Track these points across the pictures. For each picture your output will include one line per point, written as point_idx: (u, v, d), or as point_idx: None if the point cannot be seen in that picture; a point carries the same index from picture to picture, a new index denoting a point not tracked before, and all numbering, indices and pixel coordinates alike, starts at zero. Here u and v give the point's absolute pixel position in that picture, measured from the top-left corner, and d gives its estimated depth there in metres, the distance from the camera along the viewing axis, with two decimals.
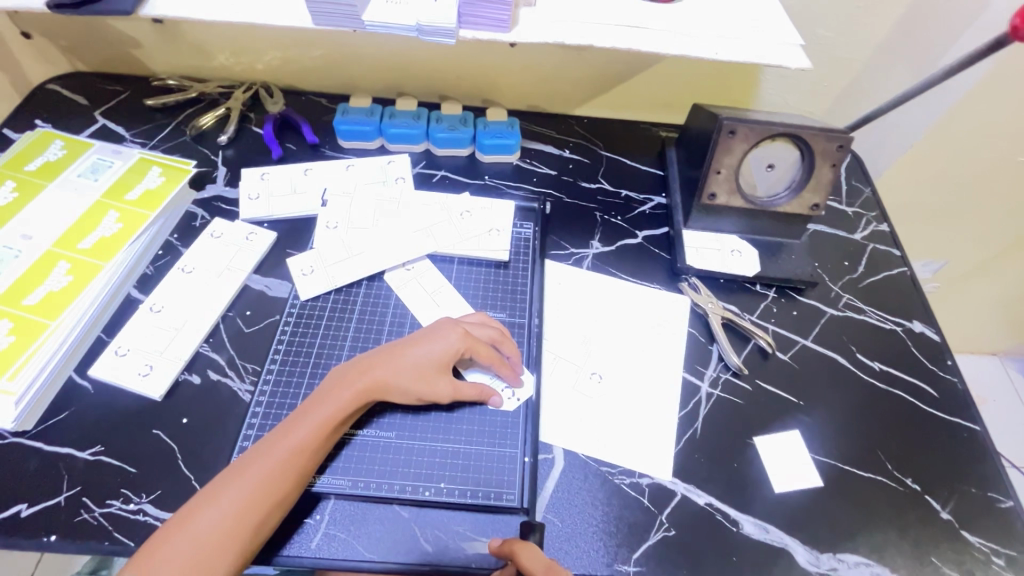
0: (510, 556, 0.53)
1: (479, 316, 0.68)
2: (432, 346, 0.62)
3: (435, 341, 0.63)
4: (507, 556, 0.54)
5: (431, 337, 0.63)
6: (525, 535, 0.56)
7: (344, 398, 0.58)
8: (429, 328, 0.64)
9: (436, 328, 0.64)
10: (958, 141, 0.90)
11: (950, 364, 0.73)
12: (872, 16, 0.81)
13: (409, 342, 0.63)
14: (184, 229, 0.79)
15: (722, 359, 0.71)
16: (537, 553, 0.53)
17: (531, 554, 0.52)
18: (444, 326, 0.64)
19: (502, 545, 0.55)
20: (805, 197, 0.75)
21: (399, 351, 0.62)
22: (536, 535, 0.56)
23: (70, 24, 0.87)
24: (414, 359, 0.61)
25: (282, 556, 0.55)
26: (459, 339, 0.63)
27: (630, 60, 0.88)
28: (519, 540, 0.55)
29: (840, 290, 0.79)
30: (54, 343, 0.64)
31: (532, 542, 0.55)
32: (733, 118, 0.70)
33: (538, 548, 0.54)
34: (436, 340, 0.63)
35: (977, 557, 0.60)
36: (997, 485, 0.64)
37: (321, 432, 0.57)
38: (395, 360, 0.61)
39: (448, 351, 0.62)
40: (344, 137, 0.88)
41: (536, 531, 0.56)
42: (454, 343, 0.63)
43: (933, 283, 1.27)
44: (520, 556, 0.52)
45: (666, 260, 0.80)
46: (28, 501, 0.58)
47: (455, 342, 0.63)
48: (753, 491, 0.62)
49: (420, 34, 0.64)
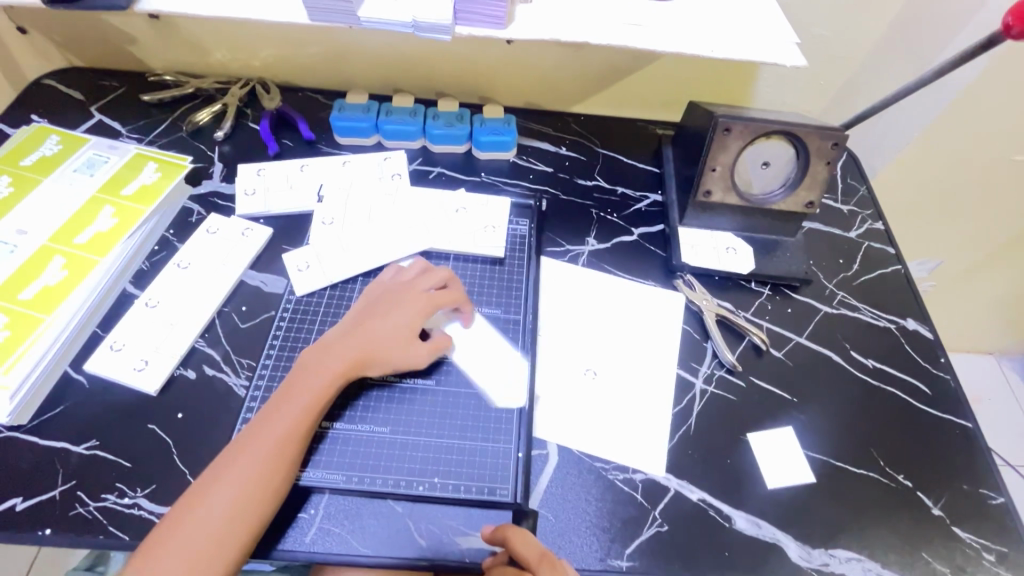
0: (504, 542, 0.53)
1: (420, 263, 0.70)
2: (400, 314, 0.64)
3: (401, 310, 0.64)
4: (500, 542, 0.54)
5: (397, 305, 0.64)
6: (519, 521, 0.58)
7: (325, 378, 0.59)
8: (390, 297, 0.65)
9: (397, 295, 0.65)
10: (953, 140, 0.90)
11: (944, 361, 0.73)
12: (868, 15, 0.81)
13: (376, 314, 0.64)
14: (180, 224, 0.79)
15: (716, 356, 0.72)
16: (531, 539, 0.53)
17: (524, 540, 0.53)
18: (405, 294, 0.65)
19: (495, 532, 0.55)
20: (800, 195, 0.76)
21: (370, 325, 0.63)
22: (528, 522, 0.58)
23: (67, 19, 0.87)
24: (388, 329, 0.63)
25: (277, 550, 0.55)
26: (425, 302, 0.65)
27: (627, 58, 0.88)
28: (512, 525, 0.55)
29: (834, 287, 0.79)
30: (49, 337, 0.64)
31: (525, 528, 0.57)
32: (728, 116, 0.71)
33: (530, 533, 0.54)
34: (403, 305, 0.64)
35: (968, 553, 0.60)
36: (988, 482, 0.65)
37: (307, 417, 0.57)
38: (368, 333, 0.62)
39: (418, 314, 0.64)
40: (341, 133, 0.88)
41: (529, 518, 0.58)
42: (421, 305, 0.64)
43: (929, 282, 1.28)
44: (514, 542, 0.53)
45: (661, 257, 0.80)
46: (23, 495, 0.58)
47: (421, 305, 0.65)
48: (746, 487, 0.63)
49: (416, 31, 0.64)
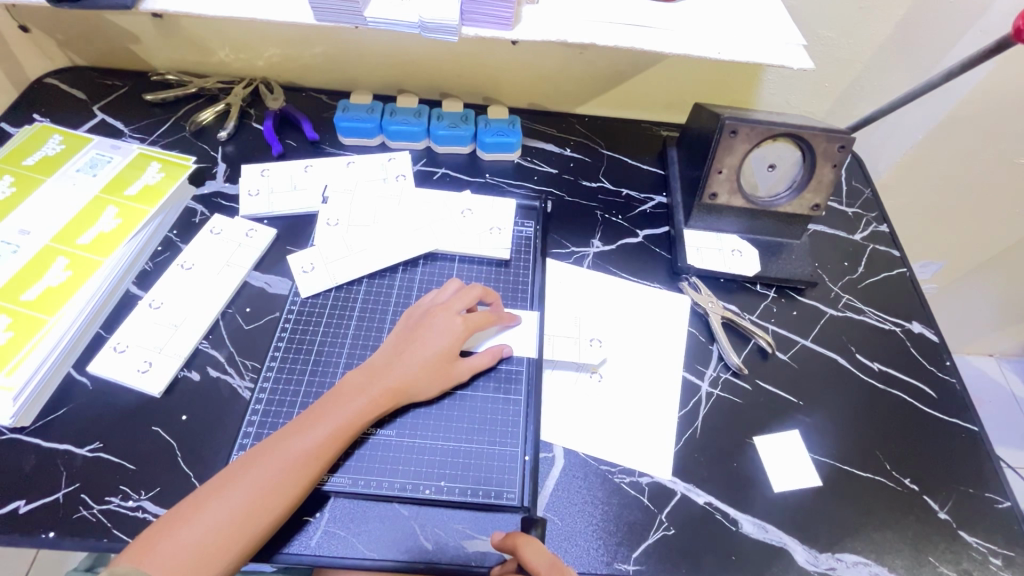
0: (514, 550, 0.53)
1: (455, 284, 0.69)
2: (438, 339, 0.63)
3: (438, 334, 0.64)
4: (510, 550, 0.54)
5: (435, 329, 0.64)
6: (527, 530, 0.57)
7: (361, 403, 0.58)
8: (425, 319, 0.65)
9: (433, 317, 0.65)
10: (958, 142, 0.90)
11: (949, 365, 0.73)
12: (875, 18, 0.81)
13: (413, 338, 0.63)
14: (183, 225, 0.78)
15: (722, 359, 0.71)
16: (540, 549, 0.53)
17: (534, 550, 0.53)
18: (444, 317, 0.65)
19: (504, 540, 0.55)
20: (806, 198, 0.76)
21: (410, 351, 0.62)
22: (538, 530, 0.56)
23: (69, 18, 0.86)
24: (427, 356, 0.62)
25: (283, 553, 0.55)
26: (462, 325, 0.65)
27: (632, 59, 0.88)
28: (521, 534, 0.55)
29: (839, 290, 0.79)
30: (52, 339, 0.64)
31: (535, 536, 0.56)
32: (735, 118, 0.70)
33: (540, 543, 0.54)
34: (440, 329, 0.64)
35: (974, 557, 0.60)
36: (995, 486, 0.65)
37: (336, 440, 0.56)
38: (407, 360, 0.62)
39: (456, 339, 0.64)
40: (345, 134, 0.87)
41: (538, 526, 0.57)
42: (458, 329, 0.64)
43: (931, 283, 1.27)
44: (523, 551, 0.53)
45: (667, 259, 0.80)
46: (26, 497, 0.58)
47: (458, 328, 0.64)
48: (753, 491, 0.62)
49: (423, 31, 0.64)
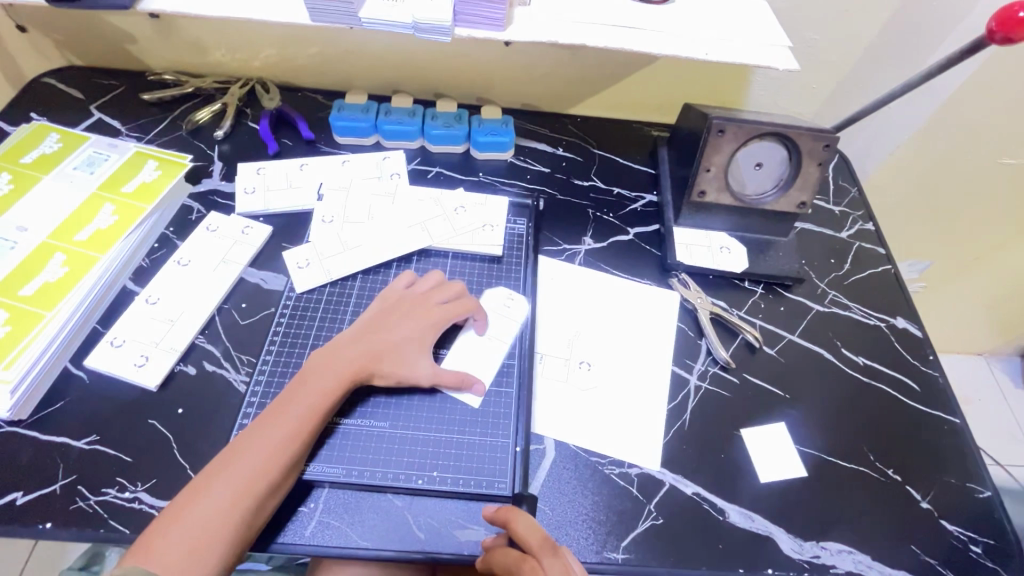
0: (506, 525, 0.55)
1: (434, 276, 0.71)
2: (410, 327, 0.65)
3: (410, 322, 0.65)
4: (502, 523, 0.55)
5: (408, 317, 0.66)
6: (517, 504, 0.59)
7: (329, 383, 0.60)
8: (401, 309, 0.67)
9: (408, 307, 0.67)
10: (941, 141, 0.93)
11: (932, 359, 0.75)
12: (859, 21, 0.83)
13: (384, 325, 0.65)
14: (180, 222, 0.79)
15: (711, 354, 0.73)
16: (533, 524, 0.55)
17: (527, 525, 0.54)
18: (417, 306, 0.67)
19: (497, 512, 0.56)
20: (792, 195, 0.77)
21: (375, 334, 0.64)
22: (527, 505, 0.59)
23: (67, 17, 0.87)
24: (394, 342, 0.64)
25: (277, 543, 0.56)
26: (431, 313, 0.66)
27: (624, 60, 0.89)
28: (514, 508, 0.56)
29: (826, 286, 0.81)
30: (50, 333, 0.64)
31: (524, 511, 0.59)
32: (723, 117, 0.72)
33: (533, 518, 0.56)
34: (411, 317, 0.66)
35: (955, 544, 0.62)
36: (976, 476, 0.66)
37: (309, 422, 0.58)
38: (376, 344, 0.63)
39: (424, 327, 0.65)
40: (340, 133, 0.88)
41: (527, 501, 0.60)
42: (432, 319, 0.66)
43: (919, 283, 1.29)
44: (516, 525, 0.54)
45: (657, 256, 0.81)
46: (23, 489, 0.58)
47: (432, 318, 0.66)
48: (740, 482, 0.64)
49: (416, 31, 0.65)
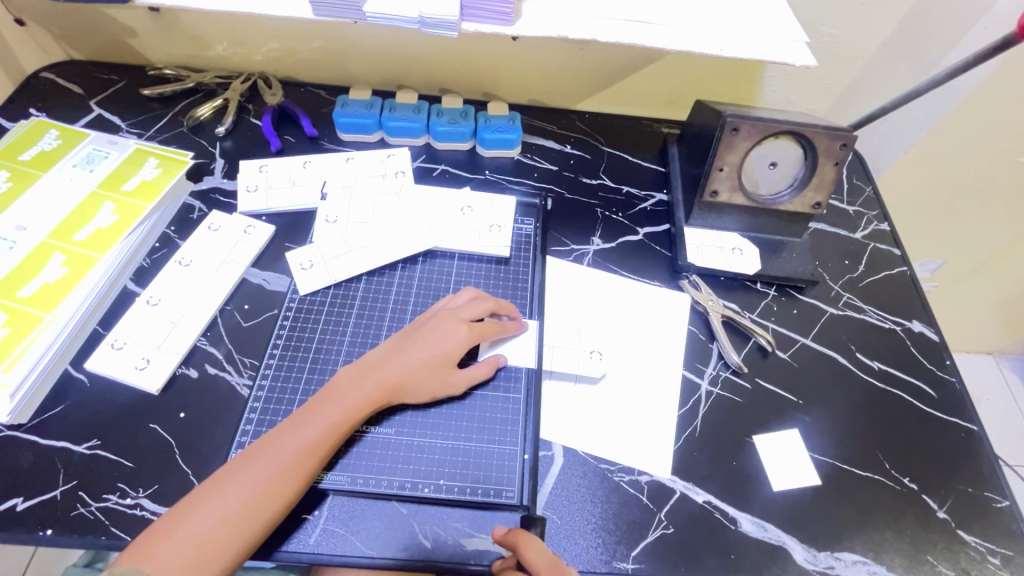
0: (514, 547, 0.53)
1: (468, 293, 0.69)
2: (441, 344, 0.63)
3: (441, 338, 0.63)
4: (510, 546, 0.54)
5: (440, 333, 0.64)
6: (527, 527, 0.56)
7: (354, 399, 0.58)
8: (430, 322, 0.65)
9: (438, 321, 0.65)
10: (959, 140, 0.90)
11: (949, 364, 0.73)
12: (879, 15, 0.80)
13: (415, 341, 0.63)
14: (181, 221, 0.78)
15: (722, 357, 0.71)
16: (541, 548, 0.53)
17: (535, 548, 0.53)
18: (448, 321, 0.64)
19: (507, 534, 0.55)
20: (807, 195, 0.75)
21: (405, 350, 0.62)
22: (537, 528, 0.56)
23: (65, 10, 0.85)
24: (424, 359, 0.62)
25: (280, 551, 0.55)
26: (467, 333, 0.64)
27: (634, 56, 0.87)
28: (523, 531, 0.55)
29: (840, 288, 0.79)
30: (50, 335, 0.63)
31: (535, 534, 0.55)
32: (737, 115, 0.70)
33: (541, 542, 0.54)
34: (443, 333, 0.64)
35: (972, 556, 0.61)
36: (994, 485, 0.65)
37: (330, 437, 0.56)
38: (405, 360, 0.61)
39: (459, 347, 0.63)
40: (345, 130, 0.87)
41: (538, 524, 0.57)
42: (463, 336, 0.64)
43: (929, 281, 1.27)
44: (523, 548, 0.53)
45: (667, 257, 0.80)
46: (24, 495, 0.57)
47: (464, 336, 0.64)
48: (753, 489, 0.62)
49: (421, 26, 0.63)
